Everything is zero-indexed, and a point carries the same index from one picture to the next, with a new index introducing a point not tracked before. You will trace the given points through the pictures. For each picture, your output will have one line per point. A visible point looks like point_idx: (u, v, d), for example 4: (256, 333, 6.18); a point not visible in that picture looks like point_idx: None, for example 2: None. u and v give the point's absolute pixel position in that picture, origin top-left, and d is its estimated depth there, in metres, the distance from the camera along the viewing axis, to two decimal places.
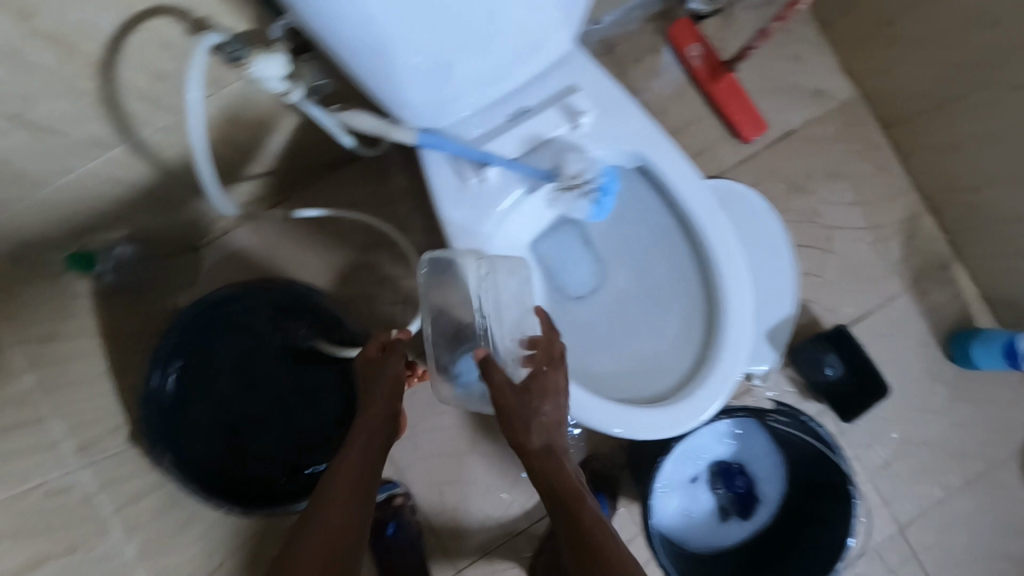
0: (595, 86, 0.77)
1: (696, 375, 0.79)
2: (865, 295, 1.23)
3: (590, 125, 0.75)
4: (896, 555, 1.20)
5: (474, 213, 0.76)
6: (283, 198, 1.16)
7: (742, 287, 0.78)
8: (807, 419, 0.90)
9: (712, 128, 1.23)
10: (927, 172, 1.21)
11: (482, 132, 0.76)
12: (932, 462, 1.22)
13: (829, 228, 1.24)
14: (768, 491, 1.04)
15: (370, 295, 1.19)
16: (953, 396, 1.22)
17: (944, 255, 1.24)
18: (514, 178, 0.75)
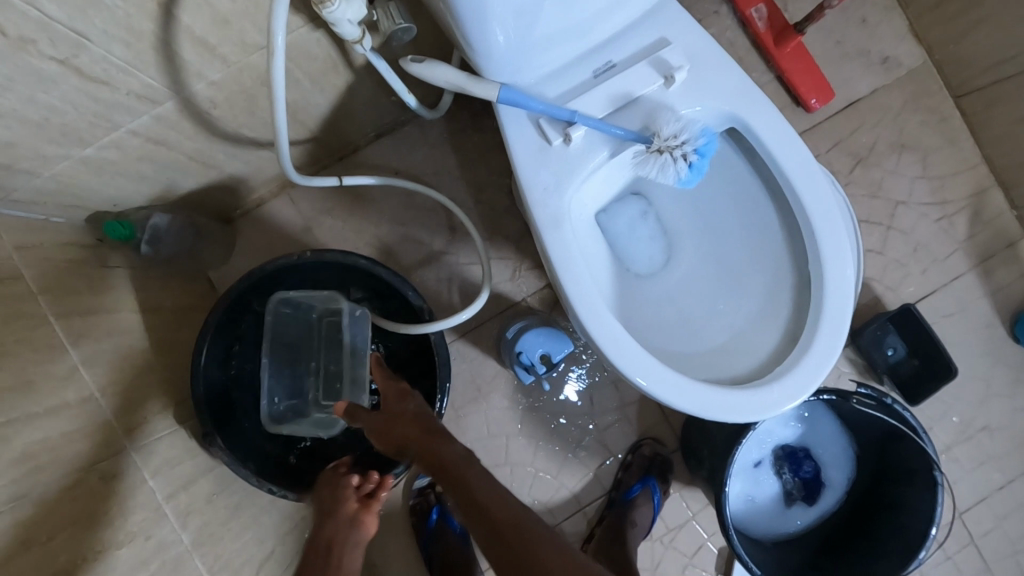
0: (686, 41, 0.70)
1: (789, 353, 0.73)
2: (929, 274, 1.18)
3: (684, 82, 0.69)
4: (953, 540, 1.17)
5: (556, 178, 0.70)
6: (321, 167, 1.10)
7: (843, 259, 0.71)
8: (892, 403, 0.85)
9: (772, 97, 1.17)
10: (1002, 145, 1.15)
11: (565, 90, 0.70)
12: (991, 446, 1.18)
13: (893, 203, 1.18)
14: (833, 477, 1.00)
15: (415, 271, 1.14)
16: (1016, 380, 1.19)
17: (1013, 233, 1.19)
18: (602, 140, 0.69)
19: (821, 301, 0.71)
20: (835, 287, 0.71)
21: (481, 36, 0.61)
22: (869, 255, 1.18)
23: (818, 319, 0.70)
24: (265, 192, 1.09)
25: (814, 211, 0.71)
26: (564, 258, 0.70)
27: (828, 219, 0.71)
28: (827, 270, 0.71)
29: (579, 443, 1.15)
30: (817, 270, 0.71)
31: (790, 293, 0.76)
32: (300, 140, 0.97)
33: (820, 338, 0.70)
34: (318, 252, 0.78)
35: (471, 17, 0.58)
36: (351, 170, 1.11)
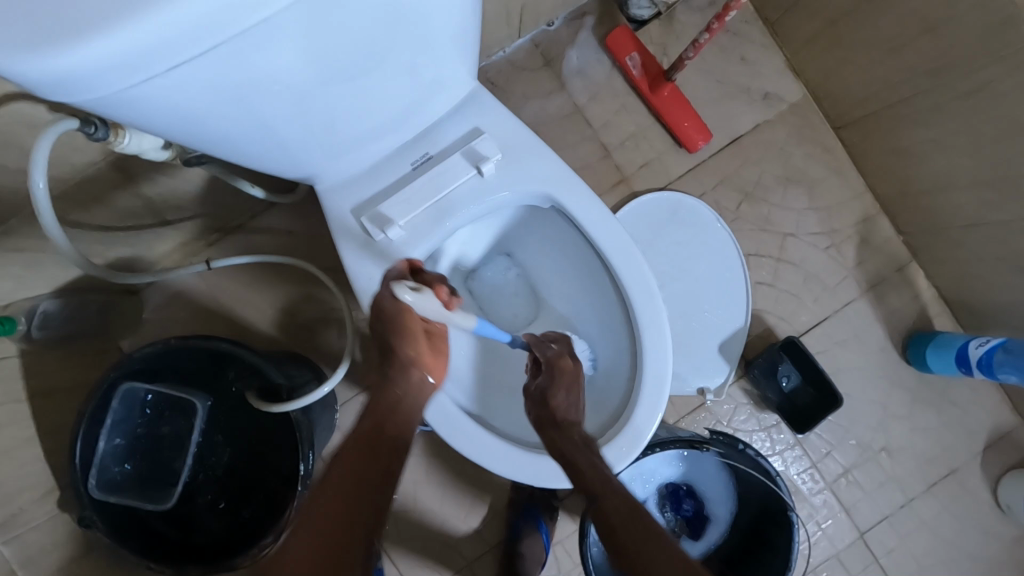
0: (498, 130, 0.75)
1: (620, 413, 0.77)
2: (820, 303, 1.21)
3: (494, 171, 0.73)
4: (856, 560, 1.20)
5: (383, 268, 0.74)
6: (220, 234, 1.14)
7: (660, 329, 0.75)
8: (744, 447, 0.89)
9: (656, 139, 1.20)
10: (880, 176, 1.18)
11: (383, 187, 0.74)
12: (891, 467, 1.21)
13: (782, 235, 1.21)
14: (717, 512, 1.04)
15: (318, 329, 1.18)
16: (911, 401, 1.22)
17: (902, 257, 1.22)
18: (423, 231, 0.74)
19: (643, 366, 0.75)
20: (654, 356, 0.75)
21: (272, 153, 0.66)
22: (761, 287, 1.21)
23: (639, 386, 0.74)
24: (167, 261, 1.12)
25: (630, 283, 0.76)
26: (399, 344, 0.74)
27: (644, 290, 0.76)
28: (646, 339, 0.75)
29: (485, 485, 1.19)
30: (639, 338, 0.76)
31: (625, 356, 0.80)
32: (184, 217, 1.03)
33: (642, 405, 0.74)
34: (180, 339, 0.83)
35: (268, 148, 0.65)
36: (251, 235, 1.15)
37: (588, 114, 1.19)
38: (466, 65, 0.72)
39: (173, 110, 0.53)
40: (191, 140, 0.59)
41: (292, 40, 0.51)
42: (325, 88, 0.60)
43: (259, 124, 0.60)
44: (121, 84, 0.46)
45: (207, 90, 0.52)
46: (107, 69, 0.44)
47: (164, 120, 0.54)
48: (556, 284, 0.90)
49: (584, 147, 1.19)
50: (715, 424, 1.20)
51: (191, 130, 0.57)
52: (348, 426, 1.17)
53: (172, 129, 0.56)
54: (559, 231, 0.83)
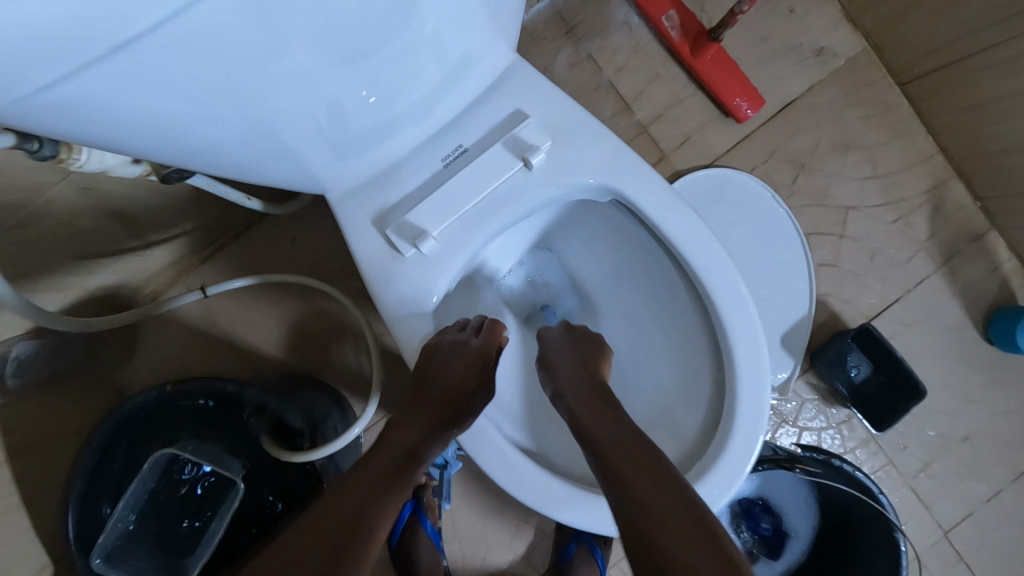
0: (544, 111, 0.61)
1: (707, 442, 0.64)
2: (890, 282, 1.08)
3: (544, 163, 0.60)
4: (942, 561, 1.09)
5: (416, 290, 0.61)
6: (216, 248, 1.00)
7: (754, 338, 0.63)
8: (840, 463, 0.78)
9: (697, 109, 1.06)
10: (953, 136, 1.04)
11: (408, 191, 0.60)
12: (975, 458, 1.10)
13: (844, 209, 1.08)
14: (797, 526, 0.93)
15: (330, 349, 1.05)
16: (994, 384, 1.10)
17: (978, 225, 1.09)
18: (462, 241, 0.60)
19: (735, 384, 0.62)
20: (747, 371, 0.62)
21: (274, 164, 0.54)
22: (822, 268, 1.08)
23: (732, 408, 0.62)
24: (157, 282, 0.97)
25: (713, 284, 0.63)
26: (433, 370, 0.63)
27: (733, 293, 0.63)
28: (737, 351, 0.62)
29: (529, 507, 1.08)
30: (726, 350, 0.63)
31: (706, 372, 0.67)
32: (171, 235, 0.90)
33: (738, 430, 0.61)
34: (178, 385, 0.73)
35: (265, 155, 0.52)
36: (249, 249, 1.01)
37: (620, 85, 1.05)
38: (503, 34, 0.58)
39: (137, 113, 0.40)
40: (169, 160, 0.47)
41: (287, 3, 0.38)
42: (333, 72, 0.47)
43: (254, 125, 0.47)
44: (55, 77, 0.33)
45: (180, 83, 0.39)
46: (31, 53, 0.31)
47: (127, 129, 0.41)
48: (616, 284, 0.77)
49: (617, 124, 1.05)
50: (780, 423, 1.08)
51: (164, 140, 0.44)
52: None
53: (142, 147, 0.44)
54: (620, 226, 0.69)
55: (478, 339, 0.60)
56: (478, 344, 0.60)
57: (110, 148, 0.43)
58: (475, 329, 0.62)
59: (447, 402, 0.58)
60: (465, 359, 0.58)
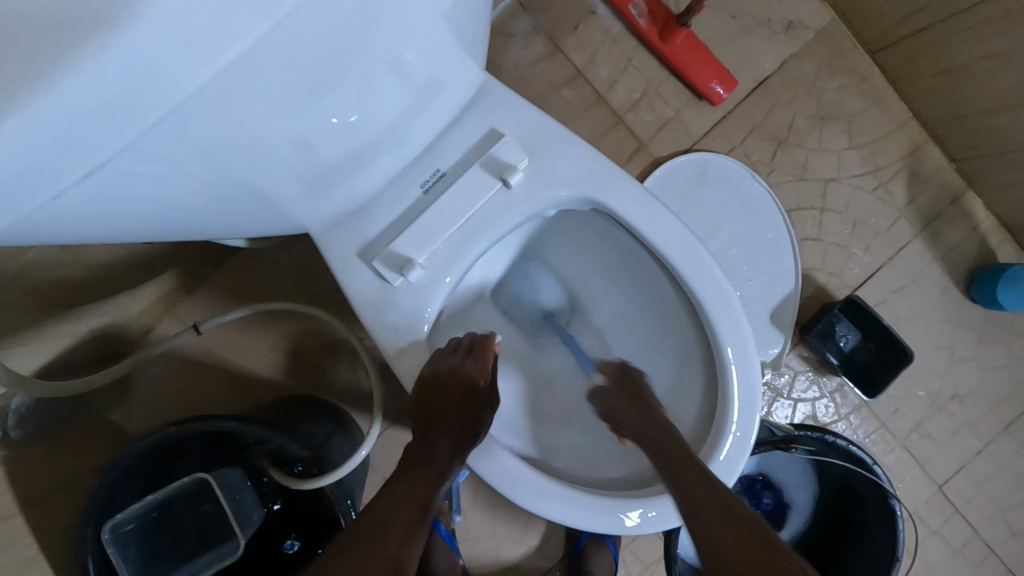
0: (517, 128, 0.61)
1: (704, 436, 0.66)
2: (873, 251, 1.10)
3: (523, 181, 0.60)
4: (938, 514, 1.13)
5: (409, 319, 0.62)
6: (202, 277, 1.01)
7: (741, 333, 0.64)
8: (835, 440, 0.79)
9: (672, 94, 1.06)
10: (927, 101, 1.05)
11: (389, 221, 0.60)
12: (964, 413, 1.13)
13: (824, 181, 1.09)
14: (798, 497, 0.96)
15: (329, 366, 1.06)
16: (979, 341, 1.13)
17: (956, 186, 1.11)
18: (450, 265, 0.61)
19: (727, 379, 0.64)
20: (737, 366, 0.64)
21: (252, 214, 0.54)
22: (807, 243, 1.09)
23: (725, 403, 0.64)
24: (150, 316, 0.98)
25: (698, 286, 0.64)
26: None
27: (719, 293, 0.64)
28: (726, 347, 0.64)
29: None
30: (716, 348, 0.65)
31: (700, 369, 0.69)
32: (157, 272, 0.90)
33: (732, 425, 0.63)
34: (181, 426, 0.71)
35: (252, 206, 0.52)
36: (236, 275, 1.02)
37: (593, 77, 1.04)
38: (471, 54, 0.58)
39: (125, 199, 0.41)
40: (149, 225, 0.47)
41: (270, 74, 0.40)
42: (309, 127, 0.48)
43: (232, 179, 0.47)
44: (50, 183, 0.34)
45: (165, 163, 0.40)
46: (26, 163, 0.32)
47: (99, 196, 0.38)
48: (608, 283, 0.77)
49: (594, 115, 1.05)
50: (775, 397, 1.11)
51: (150, 214, 0.45)
52: (380, 465, 1.06)
53: (124, 218, 0.43)
54: (607, 230, 0.70)
55: (471, 360, 0.62)
56: (472, 360, 0.62)
57: (91, 226, 0.42)
58: (466, 350, 0.63)
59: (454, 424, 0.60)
60: (467, 388, 0.60)
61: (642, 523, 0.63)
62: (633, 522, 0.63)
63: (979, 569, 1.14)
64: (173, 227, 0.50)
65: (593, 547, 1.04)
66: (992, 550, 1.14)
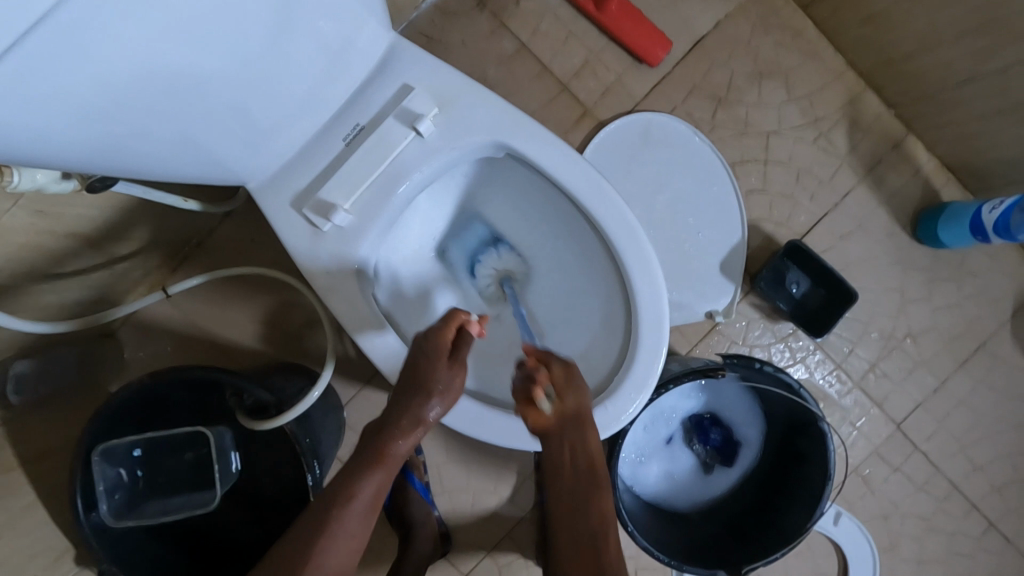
0: (429, 82, 0.67)
1: (623, 361, 0.71)
2: (818, 199, 1.14)
3: (434, 129, 0.66)
4: (898, 452, 1.16)
5: (341, 260, 0.68)
6: (183, 257, 1.10)
7: (648, 260, 0.70)
8: (762, 365, 0.85)
9: (613, 61, 1.11)
10: (859, 49, 1.09)
11: (318, 172, 0.67)
12: (918, 352, 1.16)
13: (765, 134, 1.13)
14: (746, 434, 1.01)
15: (304, 335, 1.13)
16: (929, 280, 1.16)
17: (897, 132, 1.14)
18: (374, 209, 0.67)
19: (637, 306, 0.69)
20: (645, 289, 0.69)
21: (183, 156, 0.59)
22: (752, 195, 1.14)
23: (636, 328, 0.69)
24: (135, 294, 1.06)
25: (606, 219, 0.70)
26: (361, 325, 0.68)
27: (626, 226, 0.70)
28: (635, 276, 0.69)
29: (508, 453, 1.17)
30: (627, 279, 0.70)
31: (618, 301, 0.74)
32: (138, 250, 0.98)
33: (642, 347, 0.69)
34: (155, 375, 0.77)
35: (178, 147, 0.57)
36: (213, 252, 1.10)
37: (535, 49, 1.10)
38: (378, 17, 0.64)
39: (27, 123, 0.44)
40: (77, 156, 0.51)
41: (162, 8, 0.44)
42: (211, 70, 0.52)
43: (151, 117, 0.52)
44: None
45: (63, 92, 0.43)
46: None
47: (15, 119, 0.43)
48: (538, 229, 0.83)
49: (539, 84, 1.11)
50: (730, 344, 1.15)
51: (60, 146, 0.49)
52: (356, 424, 1.13)
53: (47, 147, 0.48)
54: (526, 176, 0.76)
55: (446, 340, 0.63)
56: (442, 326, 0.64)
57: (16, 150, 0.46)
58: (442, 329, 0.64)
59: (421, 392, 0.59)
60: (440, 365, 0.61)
61: None
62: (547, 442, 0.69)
63: (942, 504, 1.17)
64: (96, 160, 0.53)
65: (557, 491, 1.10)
66: (954, 485, 1.17)
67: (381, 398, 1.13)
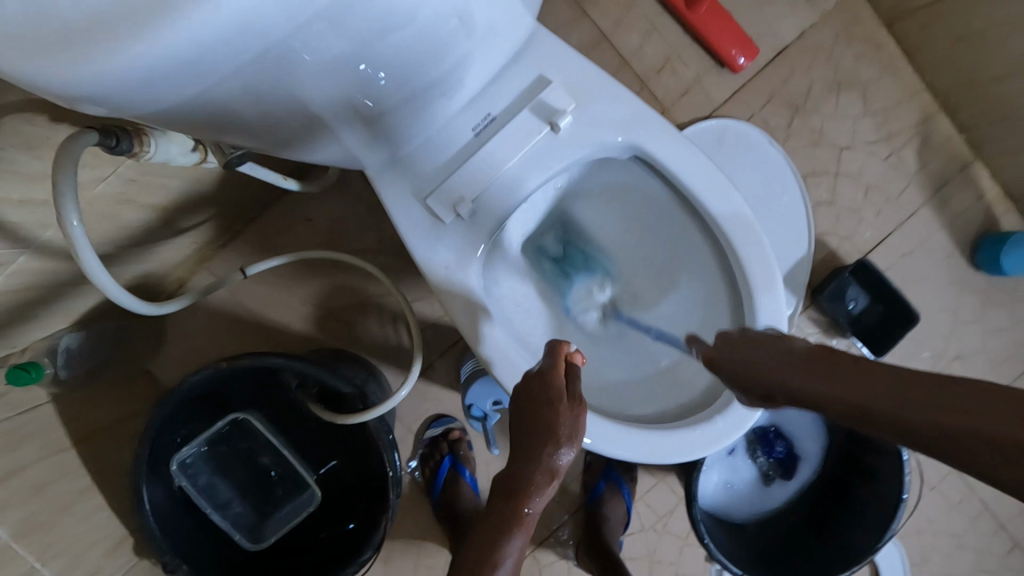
0: (568, 76, 0.65)
1: None
2: (883, 217, 1.14)
3: (570, 126, 0.64)
4: (937, 470, 1.19)
5: (459, 255, 0.65)
6: (236, 232, 1.03)
7: (770, 272, 0.68)
8: None
9: (694, 61, 1.09)
10: (940, 70, 1.09)
11: (443, 161, 0.64)
12: (965, 374, 1.18)
13: (838, 148, 1.13)
14: (807, 449, 1.01)
15: (359, 321, 1.07)
16: (981, 304, 1.17)
17: (964, 155, 1.15)
18: (497, 203, 0.64)
19: (756, 320, 0.67)
20: (766, 304, 0.67)
21: (313, 144, 0.57)
22: (819, 208, 1.13)
23: None
24: (184, 269, 1.00)
25: (730, 228, 0.67)
26: (473, 321, 0.65)
27: (750, 235, 0.67)
28: (756, 288, 0.67)
29: None
30: (747, 290, 0.68)
31: (725, 314, 0.72)
32: (197, 222, 0.93)
33: None
34: (233, 360, 0.74)
35: (316, 135, 0.56)
36: (269, 229, 1.04)
37: (617, 42, 1.07)
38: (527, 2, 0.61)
39: (199, 114, 0.45)
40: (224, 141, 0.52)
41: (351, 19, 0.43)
42: (371, 78, 0.51)
43: (303, 113, 0.51)
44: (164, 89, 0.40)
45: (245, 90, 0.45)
46: (130, 80, 0.38)
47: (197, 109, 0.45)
48: (637, 234, 0.81)
49: (618, 79, 1.08)
50: None
51: (215, 131, 0.49)
52: (406, 416, 1.10)
53: (200, 129, 0.48)
54: (641, 180, 0.74)
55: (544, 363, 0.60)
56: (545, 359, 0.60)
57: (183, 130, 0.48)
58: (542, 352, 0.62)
59: (543, 434, 0.55)
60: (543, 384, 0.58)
61: (670, 453, 0.68)
62: (656, 455, 0.68)
63: (974, 524, 1.19)
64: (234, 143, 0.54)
65: (608, 493, 1.09)
66: (987, 505, 1.20)
67: (435, 392, 1.10)
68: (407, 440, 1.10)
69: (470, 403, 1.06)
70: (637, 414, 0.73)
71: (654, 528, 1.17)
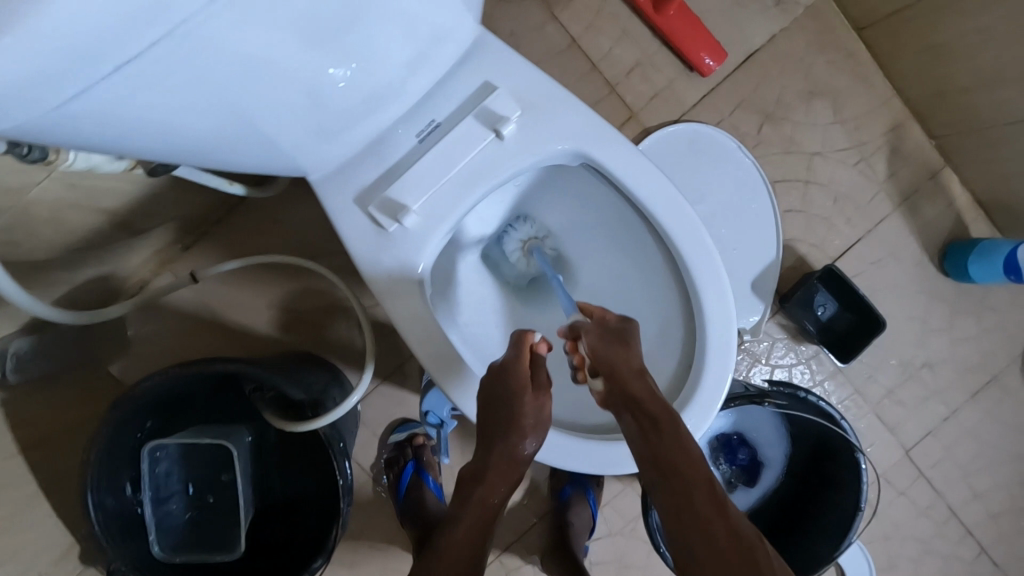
0: (514, 82, 0.64)
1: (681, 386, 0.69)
2: (853, 224, 1.13)
3: (516, 133, 0.63)
4: (904, 477, 1.18)
5: (403, 263, 0.64)
6: (198, 234, 1.02)
7: (719, 281, 0.67)
8: (806, 396, 0.85)
9: (665, 65, 1.08)
10: (911, 76, 1.08)
11: (386, 167, 0.63)
12: (934, 381, 1.18)
13: (809, 155, 1.12)
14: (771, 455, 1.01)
15: (323, 325, 1.06)
16: (951, 312, 1.17)
17: (935, 163, 1.14)
18: (440, 209, 0.63)
19: (704, 330, 0.67)
20: (715, 314, 0.67)
21: (243, 149, 0.54)
22: (790, 214, 1.13)
23: (701, 352, 0.66)
24: (143, 272, 0.99)
25: (680, 237, 0.67)
26: (418, 330, 0.64)
27: (700, 244, 0.67)
28: (705, 298, 0.67)
29: None
30: (696, 300, 0.67)
31: (677, 322, 0.72)
32: (154, 225, 0.91)
33: (708, 371, 0.66)
34: (181, 366, 0.72)
35: (246, 140, 0.53)
36: (231, 231, 1.02)
37: (587, 45, 1.06)
38: (471, 7, 0.59)
39: (101, 122, 0.41)
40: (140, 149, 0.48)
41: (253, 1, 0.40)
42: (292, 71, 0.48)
43: (223, 110, 0.47)
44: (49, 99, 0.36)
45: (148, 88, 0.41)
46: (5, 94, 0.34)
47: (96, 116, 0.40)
48: (593, 239, 0.80)
49: (587, 83, 1.07)
50: (754, 362, 1.15)
51: (126, 138, 0.45)
52: (371, 421, 1.09)
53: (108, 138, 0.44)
54: (594, 186, 0.73)
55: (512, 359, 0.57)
56: (513, 354, 0.58)
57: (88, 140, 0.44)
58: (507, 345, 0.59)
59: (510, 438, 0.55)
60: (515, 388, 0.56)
61: (617, 463, 0.67)
62: (601, 466, 0.67)
63: (941, 531, 1.20)
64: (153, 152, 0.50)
65: (573, 500, 1.09)
66: (953, 513, 1.20)
67: (400, 396, 1.09)
68: (372, 445, 1.09)
69: (427, 411, 1.03)
70: (586, 424, 0.72)
71: (622, 533, 1.17)
